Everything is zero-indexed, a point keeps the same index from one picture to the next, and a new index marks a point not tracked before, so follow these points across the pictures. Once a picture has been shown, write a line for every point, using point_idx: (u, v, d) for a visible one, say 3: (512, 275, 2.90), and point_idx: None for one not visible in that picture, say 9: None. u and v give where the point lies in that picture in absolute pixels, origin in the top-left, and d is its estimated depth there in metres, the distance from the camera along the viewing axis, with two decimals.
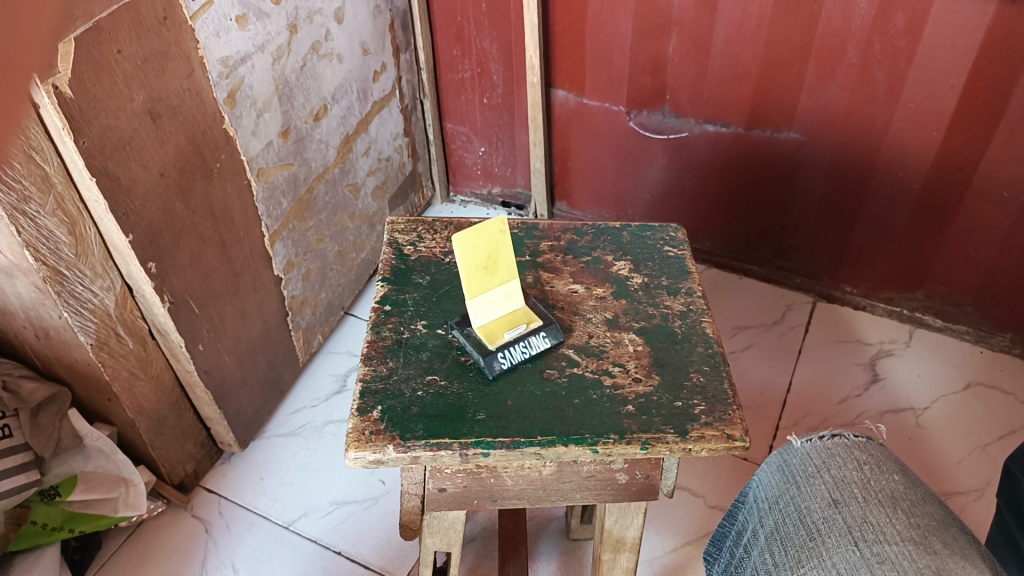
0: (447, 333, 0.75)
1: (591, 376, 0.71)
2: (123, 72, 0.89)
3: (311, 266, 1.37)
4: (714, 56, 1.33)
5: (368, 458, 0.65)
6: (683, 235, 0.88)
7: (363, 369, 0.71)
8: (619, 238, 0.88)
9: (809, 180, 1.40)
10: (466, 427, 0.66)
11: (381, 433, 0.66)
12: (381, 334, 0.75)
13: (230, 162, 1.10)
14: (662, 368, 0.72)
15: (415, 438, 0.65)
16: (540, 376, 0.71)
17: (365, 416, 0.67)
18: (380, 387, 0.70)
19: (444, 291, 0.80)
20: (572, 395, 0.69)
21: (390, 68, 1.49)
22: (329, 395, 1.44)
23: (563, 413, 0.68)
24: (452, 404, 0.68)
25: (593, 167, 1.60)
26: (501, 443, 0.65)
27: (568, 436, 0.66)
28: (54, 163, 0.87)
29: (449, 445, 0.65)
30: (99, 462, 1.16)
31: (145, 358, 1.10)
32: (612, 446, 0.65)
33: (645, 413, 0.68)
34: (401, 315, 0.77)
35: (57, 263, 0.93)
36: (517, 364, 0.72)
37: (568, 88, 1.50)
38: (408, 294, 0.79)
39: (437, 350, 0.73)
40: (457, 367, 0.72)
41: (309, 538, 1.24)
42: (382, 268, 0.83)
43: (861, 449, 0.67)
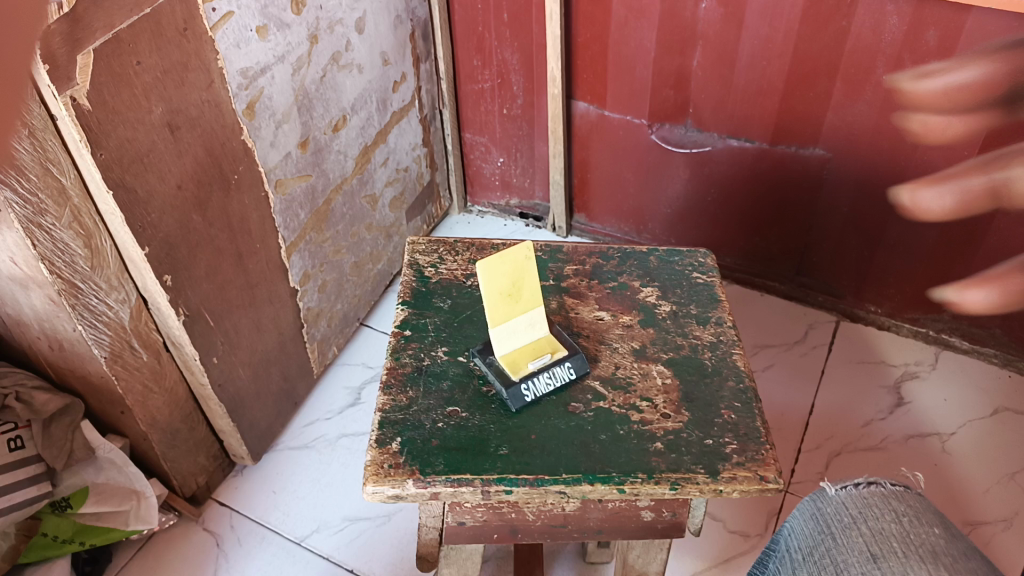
0: (469, 360, 0.73)
1: (618, 411, 0.69)
2: (142, 84, 0.87)
3: (327, 278, 1.35)
4: (739, 69, 1.30)
5: (386, 493, 0.63)
6: (713, 261, 0.86)
7: (382, 398, 0.70)
8: (646, 263, 0.85)
9: (834, 197, 1.37)
10: (488, 462, 0.64)
11: (400, 467, 0.64)
12: (400, 360, 0.73)
13: (248, 174, 1.09)
14: (692, 404, 0.70)
15: (435, 472, 0.63)
16: (565, 410, 0.69)
17: (384, 448, 0.65)
18: (399, 417, 0.68)
19: (465, 315, 0.78)
20: (599, 430, 0.67)
21: (410, 78, 1.47)
22: (343, 408, 1.42)
23: (590, 449, 0.66)
24: (474, 438, 0.66)
25: (613, 179, 1.59)
26: (525, 480, 0.63)
27: (594, 474, 0.64)
28: (71, 175, 0.86)
29: (470, 482, 0.63)
30: (110, 473, 1.14)
31: (159, 371, 1.09)
32: (639, 485, 0.63)
33: (674, 451, 0.66)
34: (422, 340, 0.75)
35: (72, 276, 0.92)
36: (542, 397, 0.69)
37: (589, 100, 1.48)
38: (429, 318, 0.78)
39: (458, 379, 0.71)
40: (479, 398, 0.70)
41: (321, 555, 1.22)
42: (402, 290, 0.81)
43: (898, 499, 0.65)
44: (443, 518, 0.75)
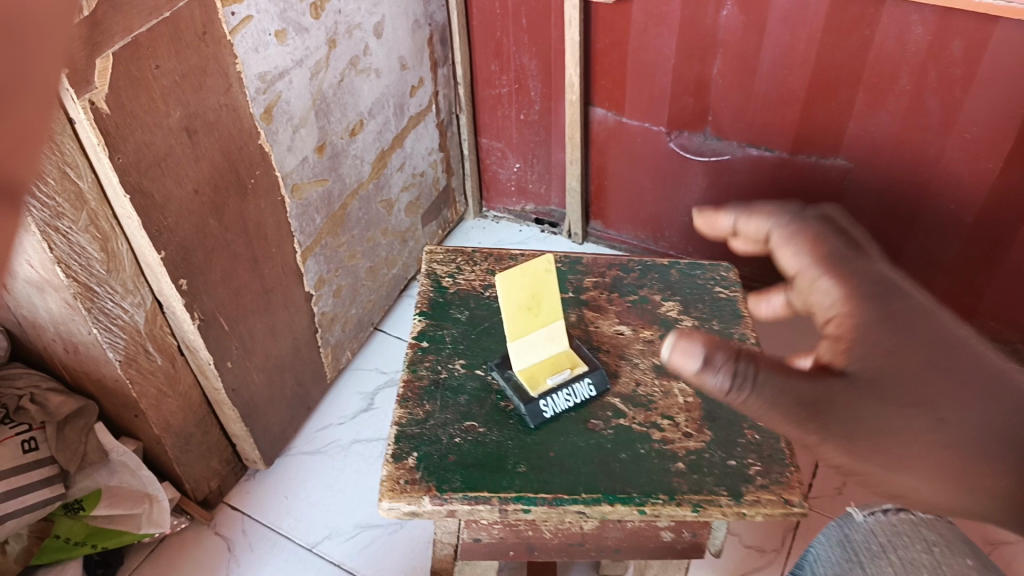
0: (486, 374, 0.72)
1: (639, 429, 0.68)
2: (161, 89, 0.87)
3: (342, 282, 1.35)
4: (759, 78, 1.29)
5: (403, 509, 0.62)
6: (735, 275, 0.85)
7: (398, 412, 0.69)
8: (667, 276, 0.84)
9: (854, 208, 1.35)
10: (506, 479, 0.63)
11: (417, 483, 0.63)
12: (417, 373, 0.72)
13: (265, 178, 1.08)
14: (715, 423, 0.69)
15: (452, 490, 0.62)
16: (584, 427, 0.68)
17: (400, 463, 0.64)
18: (416, 432, 0.67)
19: (483, 327, 0.77)
20: (619, 448, 0.66)
21: (428, 83, 1.46)
22: (356, 414, 1.41)
23: (609, 468, 0.65)
24: (491, 454, 0.65)
25: (630, 187, 1.57)
26: (543, 499, 0.62)
27: (614, 494, 0.62)
28: (88, 178, 0.86)
29: (487, 500, 0.62)
30: (124, 477, 1.15)
31: (173, 375, 1.09)
32: (661, 506, 0.62)
33: (696, 472, 0.65)
34: (439, 353, 0.74)
35: (88, 280, 0.91)
36: (561, 413, 0.68)
37: (607, 107, 1.47)
38: (446, 330, 0.77)
39: (475, 393, 0.70)
40: (497, 413, 0.69)
41: (332, 562, 1.21)
42: (419, 301, 0.80)
43: (927, 527, 0.69)
44: (458, 535, 0.73)
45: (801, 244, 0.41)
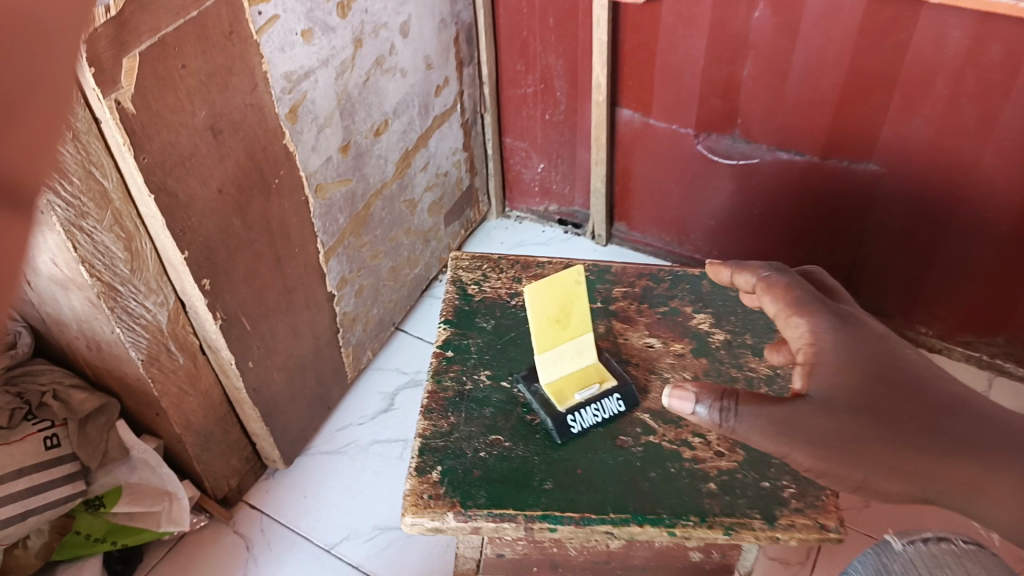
0: (511, 387, 0.76)
1: (669, 447, 0.71)
2: (186, 88, 0.86)
3: (364, 282, 1.34)
4: (791, 81, 1.26)
5: (426, 525, 0.66)
6: None
7: (424, 424, 0.72)
8: (698, 287, 0.88)
9: (885, 214, 1.33)
10: (533, 496, 0.66)
11: (440, 498, 0.66)
12: (442, 384, 0.76)
13: (289, 178, 1.07)
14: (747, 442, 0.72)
15: (476, 506, 0.65)
16: (613, 443, 0.71)
17: (424, 477, 0.68)
18: (440, 445, 0.70)
19: (508, 337, 0.80)
20: (648, 466, 0.69)
21: (453, 82, 1.45)
22: (376, 414, 1.41)
23: (638, 487, 0.67)
24: (517, 469, 0.68)
25: (655, 189, 1.56)
26: (569, 519, 0.65)
27: (643, 515, 0.65)
28: (113, 178, 0.86)
29: (512, 518, 0.65)
30: (144, 474, 1.15)
31: (195, 373, 1.09)
32: (691, 528, 0.65)
33: (728, 493, 0.68)
34: (464, 362, 0.78)
35: (112, 279, 0.91)
36: (588, 428, 0.72)
37: (633, 108, 1.45)
38: (472, 339, 0.80)
39: (501, 405, 0.74)
40: (523, 427, 0.72)
41: (351, 564, 1.21)
42: (446, 309, 0.83)
43: (970, 558, 0.68)
44: (482, 550, 0.71)
45: (802, 314, 0.73)
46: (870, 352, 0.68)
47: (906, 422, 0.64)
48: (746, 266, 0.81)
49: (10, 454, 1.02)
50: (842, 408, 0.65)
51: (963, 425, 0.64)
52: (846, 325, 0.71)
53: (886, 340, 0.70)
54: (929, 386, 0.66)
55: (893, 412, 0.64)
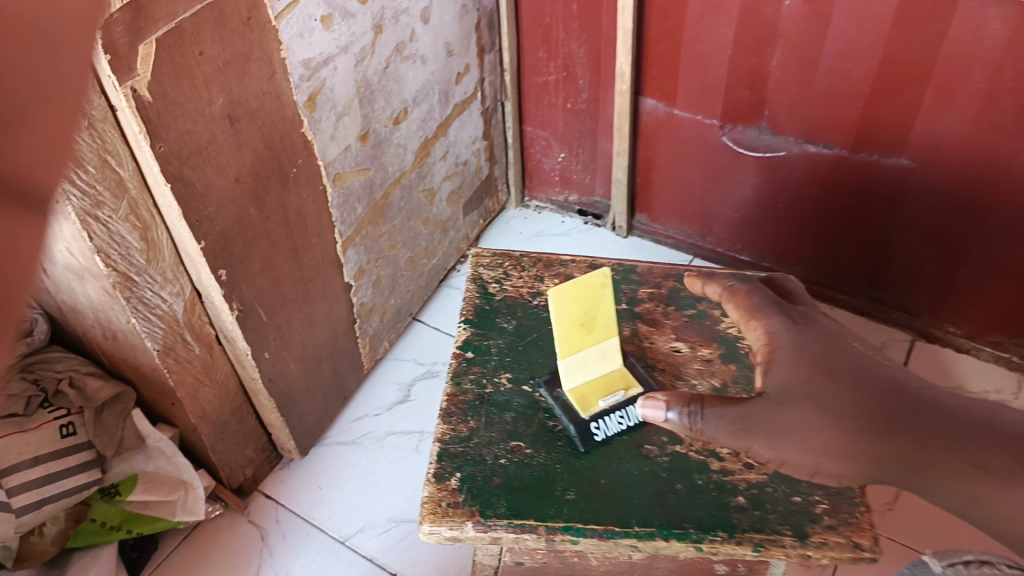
0: (533, 391, 0.78)
1: (695, 457, 0.73)
2: (204, 75, 0.84)
3: (381, 273, 1.33)
4: (821, 72, 1.23)
5: (444, 534, 0.67)
6: None
7: (444, 428, 0.75)
8: None
9: (914, 211, 1.30)
10: (555, 507, 0.68)
11: (459, 507, 0.68)
12: (461, 386, 0.78)
13: (307, 167, 1.06)
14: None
15: (496, 516, 0.67)
16: (638, 452, 0.73)
17: (442, 484, 0.70)
18: (460, 450, 0.72)
19: (530, 339, 0.83)
20: (675, 478, 0.71)
21: (473, 69, 1.43)
22: (392, 405, 1.39)
23: (665, 500, 0.69)
24: (537, 477, 0.70)
25: (678, 181, 1.53)
26: (592, 531, 0.67)
27: (670, 529, 0.67)
28: (129, 167, 0.84)
29: (534, 528, 0.66)
30: (160, 463, 1.14)
31: (211, 364, 1.08)
32: (721, 543, 0.67)
33: (758, 508, 0.69)
34: (485, 364, 0.80)
35: (127, 269, 0.90)
36: (613, 436, 0.74)
37: (657, 97, 1.42)
38: (492, 340, 0.83)
39: (522, 410, 0.76)
40: (545, 432, 0.74)
41: (365, 556, 1.20)
42: (466, 309, 0.86)
43: None
44: (500, 559, 0.73)
45: (761, 319, 0.76)
46: (818, 348, 0.72)
47: (849, 409, 0.68)
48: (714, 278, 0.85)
49: (26, 442, 1.01)
50: (795, 401, 0.69)
51: (902, 410, 0.68)
52: (796, 326, 0.75)
53: (833, 333, 0.75)
54: (871, 373, 0.71)
55: (838, 400, 0.69)
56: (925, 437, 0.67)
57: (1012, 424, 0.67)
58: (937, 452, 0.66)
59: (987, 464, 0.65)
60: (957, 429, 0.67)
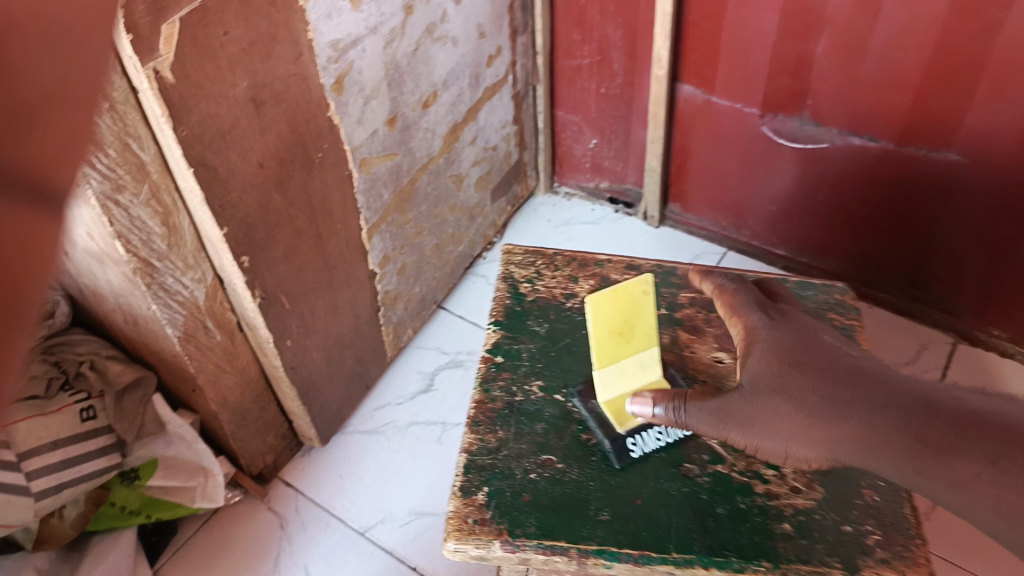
0: (566, 400, 0.78)
1: (738, 479, 0.72)
2: (227, 57, 0.81)
3: (407, 260, 1.30)
4: (869, 60, 1.17)
5: (469, 552, 0.68)
6: (851, 299, 0.89)
7: (473, 437, 0.75)
8: None
9: (963, 209, 1.24)
10: (588, 529, 0.68)
11: (485, 525, 0.68)
12: (491, 393, 0.79)
13: (332, 152, 1.03)
14: (827, 481, 0.72)
15: (525, 536, 0.67)
16: (678, 472, 0.73)
17: (469, 498, 0.70)
18: (488, 463, 0.73)
19: (563, 344, 0.83)
20: (715, 501, 0.71)
21: (505, 51, 1.39)
22: (414, 394, 1.37)
23: (705, 525, 0.69)
24: (570, 495, 0.71)
25: (713, 170, 1.48)
26: (627, 556, 0.66)
27: (709, 557, 0.66)
28: (150, 150, 0.82)
29: (564, 550, 0.67)
30: (180, 448, 1.13)
31: (232, 351, 1.06)
32: (763, 572, 0.66)
33: (805, 537, 0.68)
34: (515, 370, 0.81)
35: (148, 255, 0.88)
36: (650, 453, 0.74)
37: (695, 84, 1.37)
38: (523, 344, 0.84)
39: (553, 421, 0.77)
40: (577, 447, 0.74)
41: (384, 548, 1.18)
42: (498, 309, 0.87)
43: None
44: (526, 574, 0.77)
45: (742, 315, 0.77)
46: (793, 339, 0.72)
47: (811, 394, 0.68)
48: (710, 275, 0.85)
49: (46, 426, 1.00)
50: (768, 392, 0.69)
51: (860, 390, 0.68)
52: (774, 319, 0.75)
53: (806, 325, 0.75)
54: (839, 361, 0.71)
55: (804, 389, 0.68)
56: (876, 418, 0.65)
57: (953, 401, 0.65)
58: (886, 431, 0.65)
59: (929, 438, 0.63)
60: (903, 410, 0.65)
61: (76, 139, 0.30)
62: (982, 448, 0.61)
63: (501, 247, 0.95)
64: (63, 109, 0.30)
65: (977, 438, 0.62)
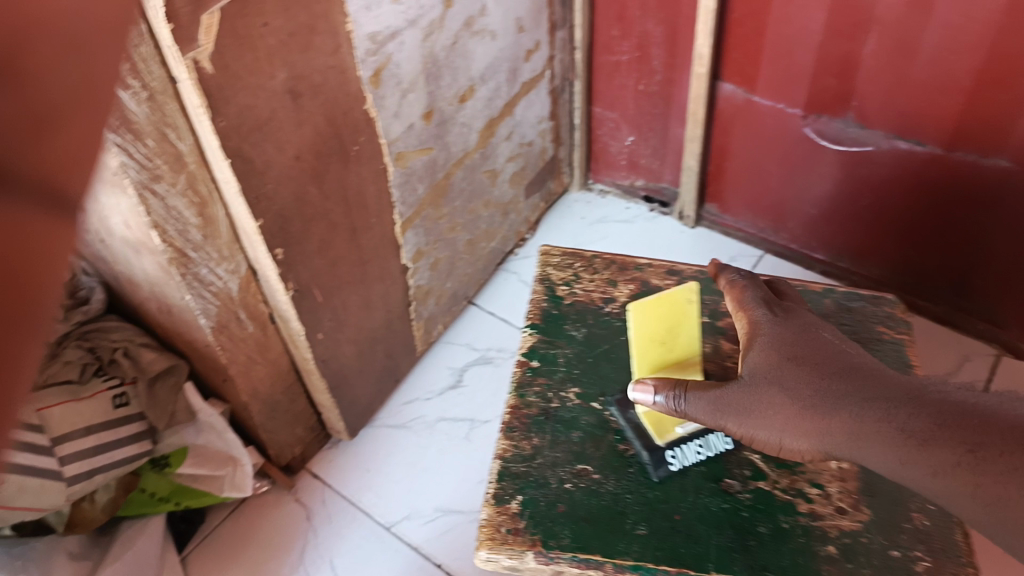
0: (603, 409, 0.78)
1: (781, 497, 0.71)
2: (266, 48, 0.80)
3: (439, 255, 1.29)
4: (918, 62, 1.14)
5: (501, 562, 0.68)
6: (902, 311, 0.87)
7: (506, 444, 0.75)
8: (821, 306, 0.88)
9: (1014, 215, 1.20)
10: (624, 543, 0.67)
11: (518, 535, 0.68)
12: (526, 399, 0.79)
13: (369, 145, 1.02)
14: (875, 503, 0.71)
15: (558, 549, 0.67)
16: (720, 488, 0.72)
17: (502, 507, 0.70)
18: (522, 471, 0.73)
19: (600, 350, 0.83)
20: (757, 518, 0.69)
21: (543, 46, 1.37)
22: (444, 390, 1.37)
23: (747, 544, 0.68)
24: (606, 507, 0.70)
25: (753, 171, 1.45)
26: (664, 571, 0.66)
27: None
28: (188, 140, 0.82)
29: (598, 564, 0.66)
30: (210, 437, 1.13)
31: (263, 343, 1.06)
32: None
33: (850, 560, 0.67)
34: (551, 376, 0.81)
35: (184, 245, 0.88)
36: (690, 467, 0.73)
37: (736, 82, 1.35)
38: (560, 349, 0.83)
39: (590, 430, 0.76)
40: (615, 458, 0.74)
41: (410, 544, 1.18)
42: (535, 311, 0.87)
43: None
44: None
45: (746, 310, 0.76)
46: (794, 332, 0.71)
47: (805, 387, 0.67)
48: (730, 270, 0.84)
49: (79, 412, 1.00)
50: (764, 383, 0.68)
51: (853, 382, 0.66)
52: (780, 315, 0.74)
53: (809, 320, 0.73)
54: (838, 355, 0.69)
55: (798, 382, 0.67)
56: (863, 410, 0.64)
57: (939, 392, 0.63)
58: (873, 422, 0.63)
59: (913, 429, 0.61)
60: (888, 401, 0.63)
61: (84, 152, 0.28)
62: (961, 436, 0.58)
63: (540, 249, 0.95)
64: (72, 115, 0.28)
65: (961, 429, 0.59)
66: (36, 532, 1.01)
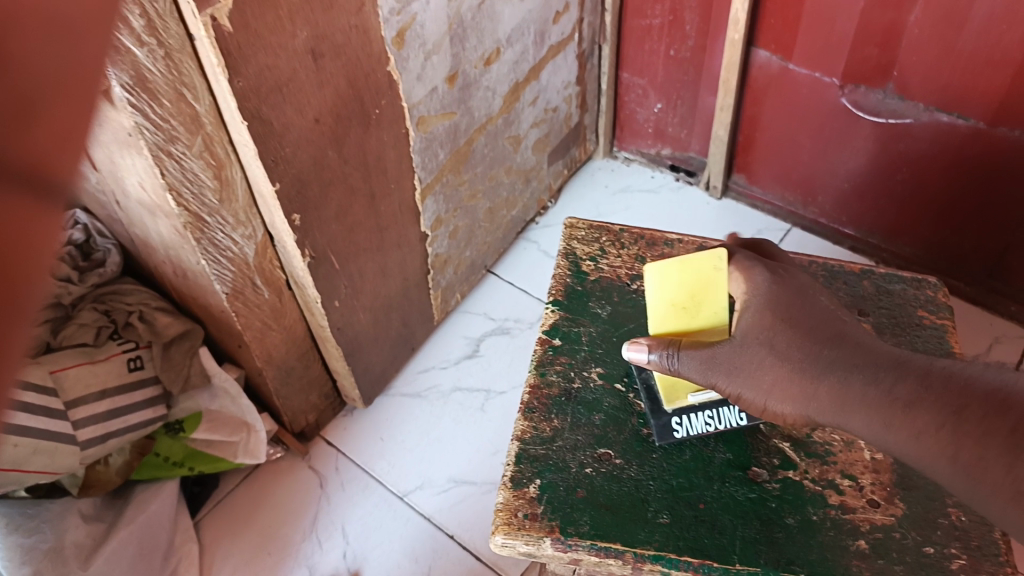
0: (626, 391, 0.76)
1: (810, 488, 0.69)
2: (287, 6, 0.77)
3: (459, 223, 1.26)
4: (968, 33, 1.08)
5: (518, 548, 0.66)
6: (944, 295, 0.84)
7: (526, 425, 0.73)
8: (858, 288, 0.84)
9: None
10: (645, 531, 0.66)
11: (537, 521, 0.66)
12: (547, 377, 0.77)
13: (390, 109, 0.99)
14: (910, 497, 0.68)
15: (577, 536, 0.65)
16: (748, 478, 0.69)
17: (520, 491, 0.68)
18: (542, 453, 0.71)
19: (625, 329, 0.80)
20: (785, 510, 0.67)
21: (573, 9, 1.32)
22: (459, 359, 1.35)
23: (773, 536, 0.65)
24: (627, 494, 0.68)
25: (785, 143, 1.41)
26: (686, 563, 0.64)
27: (774, 569, 0.64)
28: (205, 101, 0.79)
29: (617, 554, 0.64)
30: (225, 402, 1.12)
31: (279, 309, 1.04)
32: None
33: (882, 557, 0.64)
34: (573, 355, 0.79)
35: (199, 210, 0.86)
36: (716, 454, 0.71)
37: (772, 49, 1.29)
38: (583, 327, 0.81)
39: (612, 413, 0.74)
40: (637, 442, 0.72)
41: (422, 514, 1.17)
42: (559, 287, 0.85)
43: None
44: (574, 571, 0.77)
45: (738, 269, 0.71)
46: (788, 295, 0.68)
47: (796, 350, 0.64)
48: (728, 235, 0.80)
49: (94, 373, 0.99)
50: (755, 345, 0.66)
51: (846, 350, 0.64)
52: (775, 275, 0.70)
53: (803, 284, 0.70)
54: (831, 322, 0.67)
55: (790, 345, 0.65)
56: (853, 374, 0.62)
57: (928, 358, 0.60)
58: (859, 386, 0.61)
59: (900, 392, 0.59)
60: (877, 368, 0.61)
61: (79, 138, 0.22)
62: (945, 399, 0.56)
63: (565, 221, 0.92)
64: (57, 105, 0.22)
65: (942, 391, 0.57)
66: (50, 494, 1.01)
